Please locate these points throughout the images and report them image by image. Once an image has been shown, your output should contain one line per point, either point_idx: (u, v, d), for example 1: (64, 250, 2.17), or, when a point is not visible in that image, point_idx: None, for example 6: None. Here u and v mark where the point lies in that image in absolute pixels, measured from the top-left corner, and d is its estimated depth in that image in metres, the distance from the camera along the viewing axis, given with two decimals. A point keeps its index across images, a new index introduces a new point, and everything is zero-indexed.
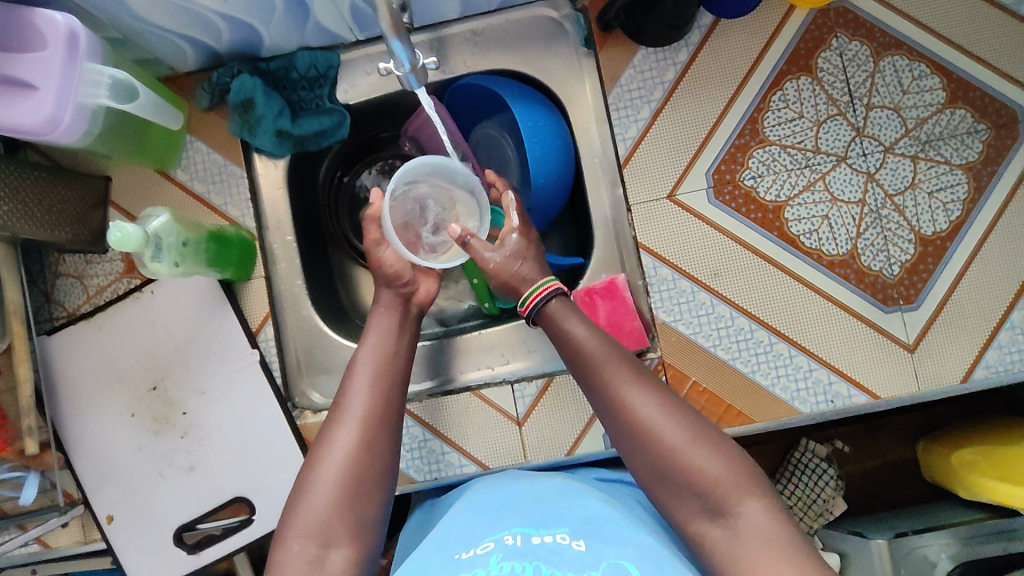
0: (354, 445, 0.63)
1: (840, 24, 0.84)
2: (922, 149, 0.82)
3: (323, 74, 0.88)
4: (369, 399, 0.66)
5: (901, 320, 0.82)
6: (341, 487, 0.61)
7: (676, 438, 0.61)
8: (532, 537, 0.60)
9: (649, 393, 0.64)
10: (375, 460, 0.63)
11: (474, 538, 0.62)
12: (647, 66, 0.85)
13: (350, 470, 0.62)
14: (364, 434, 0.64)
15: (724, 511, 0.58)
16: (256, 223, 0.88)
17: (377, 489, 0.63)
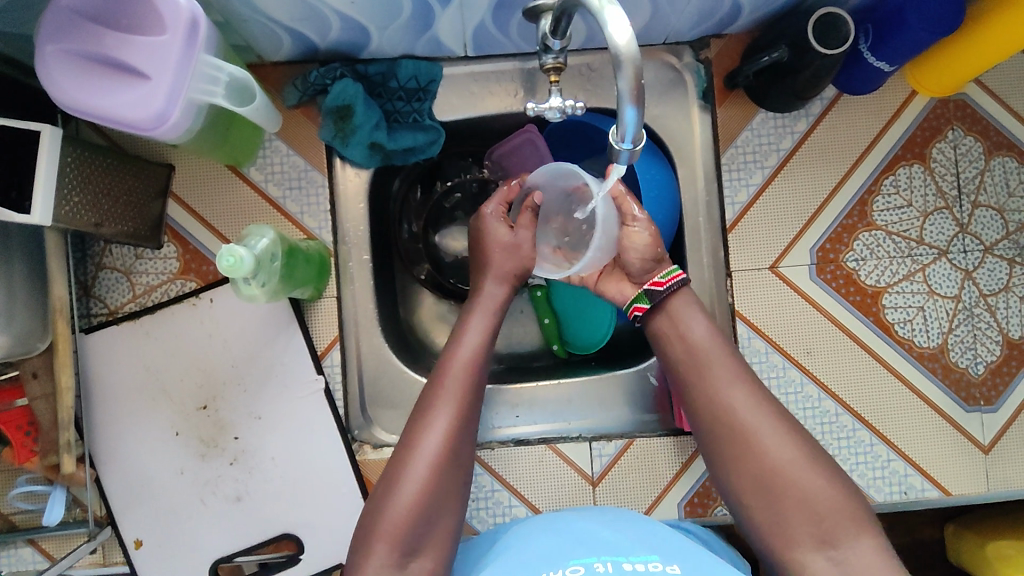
0: (442, 453, 0.62)
1: (958, 118, 0.83)
2: (1020, 253, 0.83)
3: (424, 87, 0.82)
4: (457, 405, 0.65)
5: (980, 420, 0.82)
6: (426, 493, 0.60)
7: (784, 458, 0.60)
8: (623, 564, 0.57)
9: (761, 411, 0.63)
10: (458, 470, 0.63)
11: (556, 558, 0.59)
12: (765, 130, 0.83)
13: (435, 478, 0.61)
14: (451, 442, 0.63)
15: (830, 544, 0.57)
16: (333, 237, 0.81)
17: (458, 496, 0.63)
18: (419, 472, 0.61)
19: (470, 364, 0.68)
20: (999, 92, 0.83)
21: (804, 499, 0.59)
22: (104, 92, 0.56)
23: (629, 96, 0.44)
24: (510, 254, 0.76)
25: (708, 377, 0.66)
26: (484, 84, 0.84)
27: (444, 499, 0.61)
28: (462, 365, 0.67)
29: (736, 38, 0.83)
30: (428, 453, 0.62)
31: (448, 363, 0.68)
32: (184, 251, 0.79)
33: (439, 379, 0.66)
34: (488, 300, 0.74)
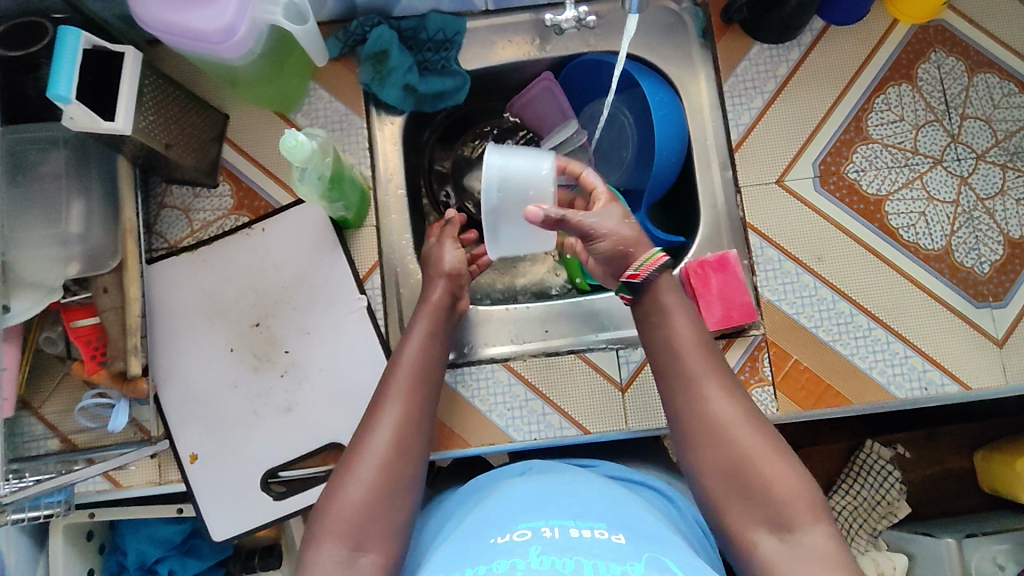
0: (393, 447, 0.64)
1: (938, 41, 0.91)
2: (1011, 159, 0.88)
3: (450, 39, 0.91)
4: (405, 403, 0.67)
5: (991, 315, 0.85)
6: (376, 492, 0.61)
7: (753, 448, 0.60)
8: (571, 530, 0.58)
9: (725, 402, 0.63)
10: (409, 465, 0.64)
11: (509, 521, 0.61)
12: (761, 60, 0.90)
13: (387, 471, 0.62)
14: (401, 437, 0.65)
15: (786, 526, 0.58)
16: (371, 172, 0.89)
17: (411, 488, 0.63)
18: (371, 469, 0.62)
19: (414, 368, 0.70)
20: (974, 17, 0.91)
21: (765, 442, 0.61)
22: (181, 9, 0.66)
23: None
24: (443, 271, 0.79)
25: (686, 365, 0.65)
26: (504, 35, 0.93)
27: (398, 492, 0.62)
28: (408, 365, 0.70)
29: None
30: (377, 451, 0.63)
31: (394, 367, 0.71)
32: (238, 189, 0.86)
33: (386, 382, 0.69)
34: (431, 304, 0.77)
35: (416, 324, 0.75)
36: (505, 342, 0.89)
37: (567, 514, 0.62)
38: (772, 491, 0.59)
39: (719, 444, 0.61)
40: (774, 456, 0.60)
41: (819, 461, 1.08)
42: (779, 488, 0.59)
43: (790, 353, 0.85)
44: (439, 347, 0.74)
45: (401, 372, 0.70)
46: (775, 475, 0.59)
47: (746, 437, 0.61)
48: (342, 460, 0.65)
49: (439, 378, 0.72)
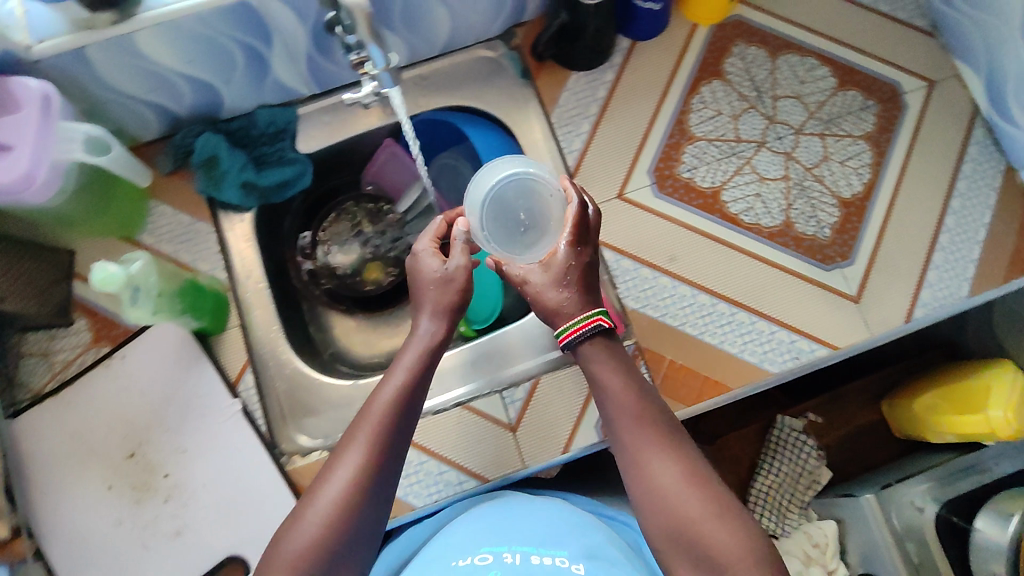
0: (354, 491, 0.64)
1: (737, 35, 0.96)
2: (827, 126, 0.94)
3: (283, 129, 0.93)
4: (371, 446, 0.66)
5: (841, 275, 0.89)
6: (330, 530, 0.62)
7: (693, 511, 0.63)
8: (532, 556, 0.66)
9: (671, 465, 0.66)
10: (364, 511, 0.64)
11: (471, 547, 0.69)
12: (580, 87, 0.95)
13: (338, 518, 0.63)
14: (361, 482, 0.64)
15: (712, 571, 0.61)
16: (227, 274, 0.89)
17: (360, 533, 0.64)
18: (329, 505, 0.63)
19: (390, 410, 0.68)
20: (764, 6, 0.97)
21: (702, 502, 0.64)
22: None
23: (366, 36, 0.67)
24: (442, 288, 0.76)
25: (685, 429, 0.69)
26: (335, 113, 0.95)
27: (351, 531, 0.63)
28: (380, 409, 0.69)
29: (534, 22, 0.97)
30: (335, 494, 0.64)
31: (371, 407, 0.69)
32: (95, 321, 0.85)
33: (356, 423, 0.68)
34: (420, 340, 0.75)
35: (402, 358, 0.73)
36: None
37: (534, 539, 0.69)
38: (712, 553, 0.61)
39: (663, 500, 0.65)
40: (716, 519, 0.63)
41: (737, 446, 1.11)
42: (718, 547, 0.61)
43: (663, 356, 0.87)
44: (420, 389, 0.71)
45: (377, 413, 0.68)
46: (718, 540, 0.62)
47: (688, 502, 0.64)
48: (305, 493, 0.67)
49: (416, 421, 0.71)
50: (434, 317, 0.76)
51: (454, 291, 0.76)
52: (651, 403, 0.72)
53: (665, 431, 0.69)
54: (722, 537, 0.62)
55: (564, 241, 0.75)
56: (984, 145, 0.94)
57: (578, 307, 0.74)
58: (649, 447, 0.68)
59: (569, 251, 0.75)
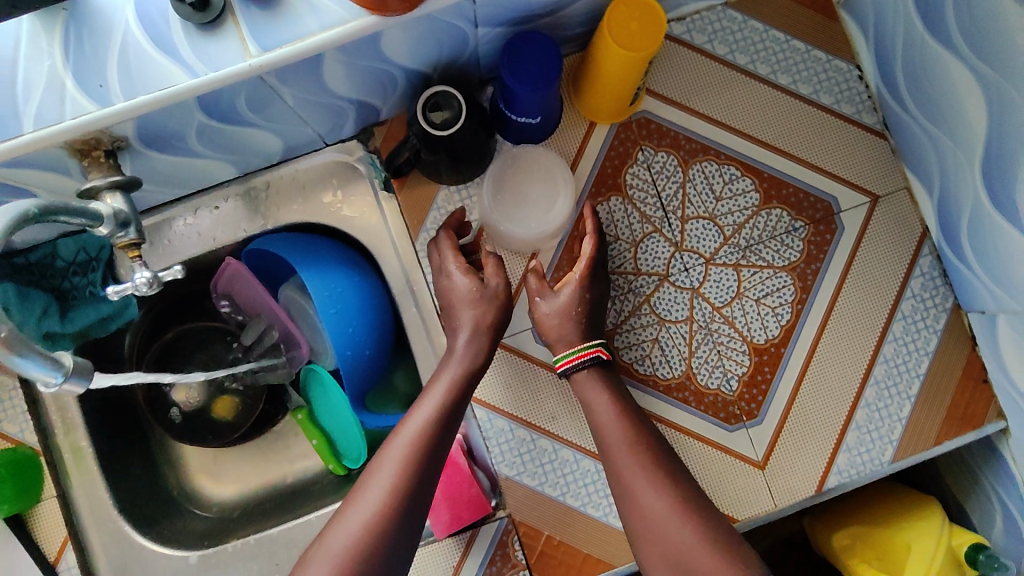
0: (381, 510, 0.61)
1: (643, 137, 0.80)
2: (743, 255, 0.79)
3: (96, 256, 0.79)
4: (405, 468, 0.64)
5: (747, 437, 0.78)
6: (359, 549, 0.59)
7: (688, 547, 0.61)
8: None
9: (661, 497, 0.64)
10: (401, 532, 0.62)
11: None
12: (452, 205, 0.80)
13: (368, 544, 0.60)
14: (392, 504, 0.62)
15: None
16: (42, 433, 0.78)
17: (401, 548, 0.61)
18: (358, 527, 0.60)
19: (421, 435, 0.66)
20: (678, 99, 0.80)
21: (701, 536, 0.62)
22: None
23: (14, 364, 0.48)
24: (476, 304, 0.73)
25: (635, 490, 0.65)
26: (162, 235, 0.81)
27: (383, 551, 0.60)
28: (418, 429, 0.66)
29: (398, 119, 0.80)
30: (363, 512, 0.61)
31: (402, 430, 0.67)
32: None
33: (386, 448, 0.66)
34: (455, 357, 0.71)
35: (437, 376, 0.70)
36: None
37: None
38: None
39: (658, 544, 0.63)
40: (708, 548, 0.61)
41: None
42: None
43: (540, 530, 0.77)
44: (458, 407, 0.69)
45: (403, 436, 0.66)
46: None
47: (682, 531, 0.62)
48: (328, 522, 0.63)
49: (452, 442, 0.68)
50: (467, 334, 0.72)
51: (484, 306, 0.73)
52: (638, 428, 0.69)
53: (664, 475, 0.66)
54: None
55: (575, 273, 0.74)
56: (929, 276, 0.79)
57: (574, 338, 0.72)
58: (637, 479, 0.66)
59: (581, 286, 0.73)
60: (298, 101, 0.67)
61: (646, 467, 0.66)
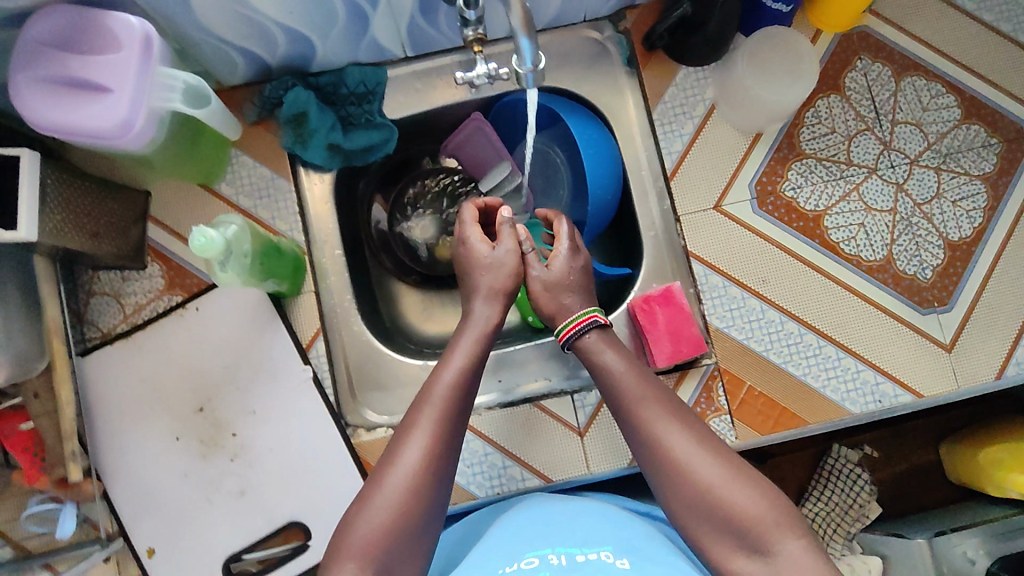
0: (421, 474, 0.63)
1: (863, 48, 0.90)
2: (944, 161, 0.89)
3: (372, 90, 0.88)
4: (436, 429, 0.65)
5: (937, 321, 0.86)
6: (405, 507, 0.61)
7: (710, 479, 0.61)
8: (575, 556, 0.58)
9: (679, 432, 0.65)
10: (438, 488, 0.63)
11: (515, 553, 0.60)
12: (689, 84, 0.89)
13: (410, 506, 0.61)
14: (427, 464, 0.63)
15: (761, 551, 0.58)
16: (305, 237, 0.86)
17: (437, 509, 0.63)
18: (402, 484, 0.62)
19: (450, 393, 0.68)
20: (896, 19, 0.90)
21: (723, 469, 0.62)
22: (68, 108, 0.62)
23: (520, 28, 0.51)
24: (496, 272, 0.78)
25: (653, 430, 0.65)
26: (429, 79, 0.90)
27: (421, 512, 0.62)
28: (448, 390, 0.68)
29: (651, 5, 0.90)
30: (402, 476, 0.62)
31: (429, 394, 0.68)
32: (168, 268, 0.84)
33: (418, 406, 0.67)
34: (476, 323, 0.76)
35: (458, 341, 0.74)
36: None
37: (572, 538, 0.61)
38: (737, 520, 0.59)
39: (682, 478, 0.62)
40: (738, 480, 0.60)
41: (788, 469, 1.09)
42: (749, 508, 0.59)
43: (743, 380, 0.85)
44: (478, 369, 0.72)
45: (434, 397, 0.67)
46: (741, 505, 0.59)
47: (705, 468, 0.62)
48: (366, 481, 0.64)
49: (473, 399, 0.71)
50: (486, 300, 0.78)
51: (506, 274, 0.78)
52: (654, 382, 0.70)
53: (679, 417, 0.66)
54: (756, 499, 0.59)
55: (563, 248, 0.80)
56: None
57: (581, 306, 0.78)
58: (654, 419, 0.66)
59: (569, 258, 0.79)
60: None
61: (652, 409, 0.67)
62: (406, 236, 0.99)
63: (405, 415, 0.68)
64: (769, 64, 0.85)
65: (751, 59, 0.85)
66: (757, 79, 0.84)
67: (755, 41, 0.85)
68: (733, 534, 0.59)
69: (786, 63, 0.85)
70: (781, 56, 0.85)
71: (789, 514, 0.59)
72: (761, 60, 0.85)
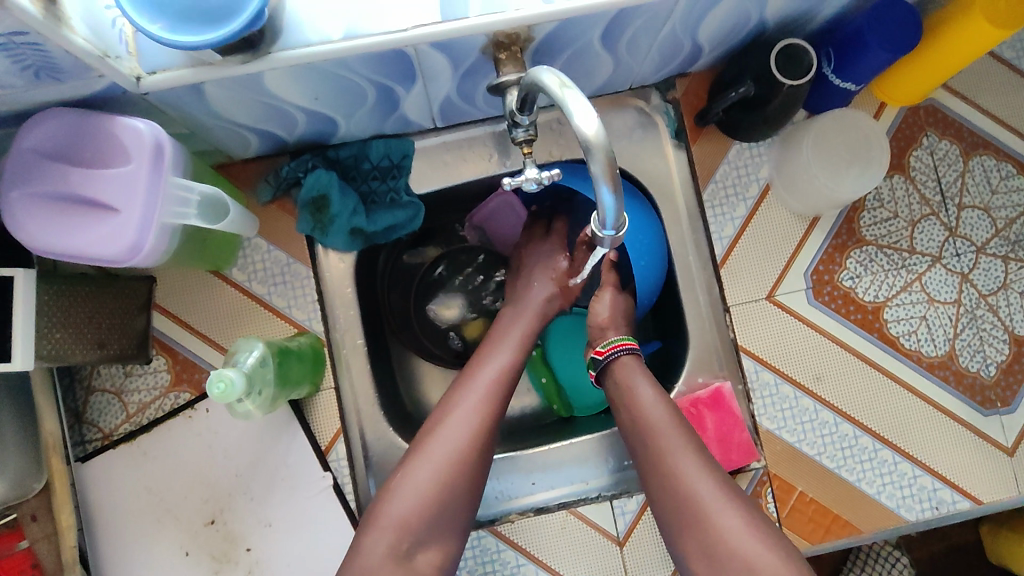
0: (464, 448, 0.64)
1: (929, 124, 0.83)
2: (1013, 249, 0.82)
3: (397, 164, 0.80)
4: (485, 407, 0.67)
5: (1000, 423, 0.81)
6: (444, 485, 0.63)
7: (726, 521, 0.60)
8: None
9: (704, 472, 0.64)
10: (474, 474, 0.65)
11: None
12: (742, 162, 0.82)
13: (449, 479, 0.63)
14: (469, 447, 0.65)
15: None
16: (325, 325, 0.80)
17: (472, 491, 0.65)
18: (440, 466, 0.63)
19: (499, 377, 0.71)
20: (964, 93, 0.84)
21: (742, 515, 0.61)
22: (70, 231, 0.54)
23: (605, 180, 0.44)
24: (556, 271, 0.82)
25: (677, 460, 0.65)
26: (458, 151, 0.83)
27: (459, 492, 0.63)
28: (495, 373, 0.71)
29: (701, 74, 0.83)
30: (444, 455, 0.64)
31: (474, 381, 0.70)
32: (175, 362, 0.77)
33: (463, 391, 0.69)
34: (526, 309, 0.79)
35: (509, 329, 0.77)
36: (490, 500, 0.80)
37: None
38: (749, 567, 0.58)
39: (697, 515, 0.62)
40: (752, 532, 0.59)
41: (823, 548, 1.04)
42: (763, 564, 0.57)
43: (794, 486, 0.79)
44: (519, 365, 0.74)
45: (484, 378, 0.70)
46: (752, 552, 0.58)
47: (722, 514, 0.61)
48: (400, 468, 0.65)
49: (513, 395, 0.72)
50: (541, 295, 0.80)
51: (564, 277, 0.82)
52: (680, 419, 0.68)
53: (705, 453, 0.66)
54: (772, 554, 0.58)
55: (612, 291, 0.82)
56: None
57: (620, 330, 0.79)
58: (678, 445, 0.66)
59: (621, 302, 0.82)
60: (666, 34, 0.69)
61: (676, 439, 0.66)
62: (433, 316, 0.94)
63: (447, 399, 0.69)
64: (833, 146, 0.78)
65: (811, 139, 0.78)
66: (819, 164, 0.77)
67: (825, 120, 0.78)
68: None
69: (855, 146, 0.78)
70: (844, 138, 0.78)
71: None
72: (823, 143, 0.78)
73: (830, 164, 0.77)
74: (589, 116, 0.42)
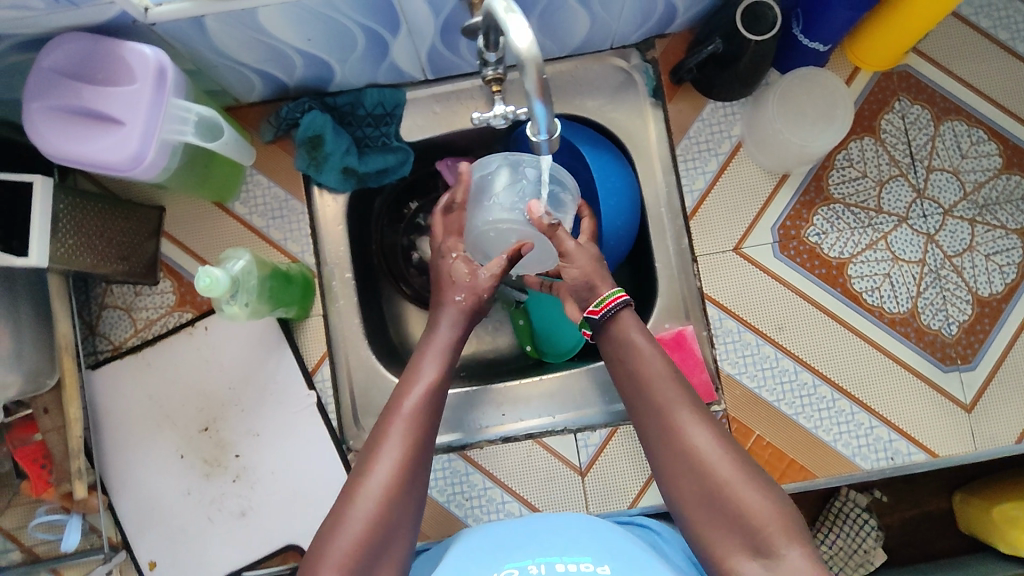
0: (391, 491, 0.57)
1: (902, 88, 0.86)
2: (980, 213, 0.85)
3: (390, 112, 0.87)
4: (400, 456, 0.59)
5: (959, 379, 0.83)
6: (376, 527, 0.56)
7: (727, 473, 0.58)
8: (556, 565, 0.56)
9: (699, 422, 0.61)
10: (407, 511, 0.58)
11: (496, 562, 0.58)
12: (716, 119, 0.86)
13: (378, 528, 0.56)
14: (398, 485, 0.58)
15: (763, 552, 0.55)
16: (316, 259, 0.86)
17: (410, 531, 0.58)
18: (372, 504, 0.56)
19: (420, 412, 0.62)
20: (939, 60, 0.86)
21: (737, 467, 0.58)
22: (80, 139, 0.62)
23: (536, 94, 0.49)
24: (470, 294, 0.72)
25: (674, 414, 0.62)
26: (447, 103, 0.88)
27: (393, 534, 0.56)
28: (410, 410, 0.62)
29: (680, 35, 0.87)
30: (374, 495, 0.57)
31: (398, 409, 0.63)
32: (180, 284, 0.84)
33: (388, 419, 0.62)
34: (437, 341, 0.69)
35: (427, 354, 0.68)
36: (462, 428, 0.87)
37: (553, 549, 0.59)
38: (747, 518, 0.56)
39: (693, 472, 0.59)
40: (748, 481, 0.57)
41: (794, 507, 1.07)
42: (759, 513, 0.55)
43: (751, 429, 0.83)
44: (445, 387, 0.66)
45: (405, 412, 0.62)
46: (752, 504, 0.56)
47: (720, 464, 0.58)
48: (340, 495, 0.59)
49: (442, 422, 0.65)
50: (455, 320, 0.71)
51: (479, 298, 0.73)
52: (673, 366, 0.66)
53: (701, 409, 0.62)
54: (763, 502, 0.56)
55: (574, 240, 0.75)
56: None
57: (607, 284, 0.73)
58: (671, 403, 0.62)
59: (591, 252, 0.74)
60: None
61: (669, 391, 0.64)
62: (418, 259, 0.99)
63: (375, 428, 0.62)
64: (797, 107, 0.81)
65: (779, 99, 0.82)
66: (786, 121, 0.81)
67: (791, 79, 0.82)
68: (741, 533, 0.56)
69: (819, 112, 0.82)
70: (810, 96, 0.82)
71: (787, 519, 0.56)
72: (788, 103, 0.82)
73: (795, 123, 0.81)
74: (524, 33, 0.47)
